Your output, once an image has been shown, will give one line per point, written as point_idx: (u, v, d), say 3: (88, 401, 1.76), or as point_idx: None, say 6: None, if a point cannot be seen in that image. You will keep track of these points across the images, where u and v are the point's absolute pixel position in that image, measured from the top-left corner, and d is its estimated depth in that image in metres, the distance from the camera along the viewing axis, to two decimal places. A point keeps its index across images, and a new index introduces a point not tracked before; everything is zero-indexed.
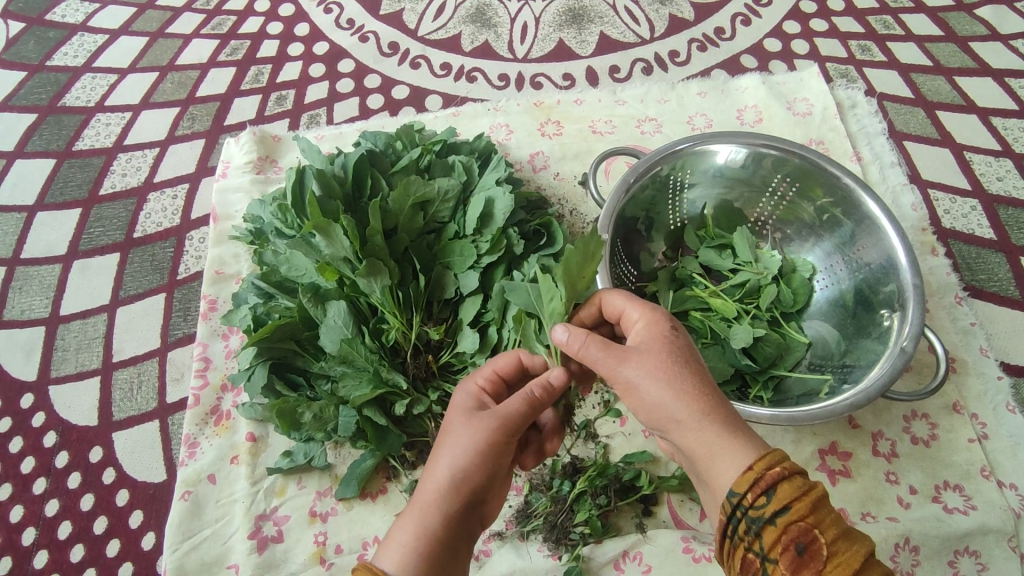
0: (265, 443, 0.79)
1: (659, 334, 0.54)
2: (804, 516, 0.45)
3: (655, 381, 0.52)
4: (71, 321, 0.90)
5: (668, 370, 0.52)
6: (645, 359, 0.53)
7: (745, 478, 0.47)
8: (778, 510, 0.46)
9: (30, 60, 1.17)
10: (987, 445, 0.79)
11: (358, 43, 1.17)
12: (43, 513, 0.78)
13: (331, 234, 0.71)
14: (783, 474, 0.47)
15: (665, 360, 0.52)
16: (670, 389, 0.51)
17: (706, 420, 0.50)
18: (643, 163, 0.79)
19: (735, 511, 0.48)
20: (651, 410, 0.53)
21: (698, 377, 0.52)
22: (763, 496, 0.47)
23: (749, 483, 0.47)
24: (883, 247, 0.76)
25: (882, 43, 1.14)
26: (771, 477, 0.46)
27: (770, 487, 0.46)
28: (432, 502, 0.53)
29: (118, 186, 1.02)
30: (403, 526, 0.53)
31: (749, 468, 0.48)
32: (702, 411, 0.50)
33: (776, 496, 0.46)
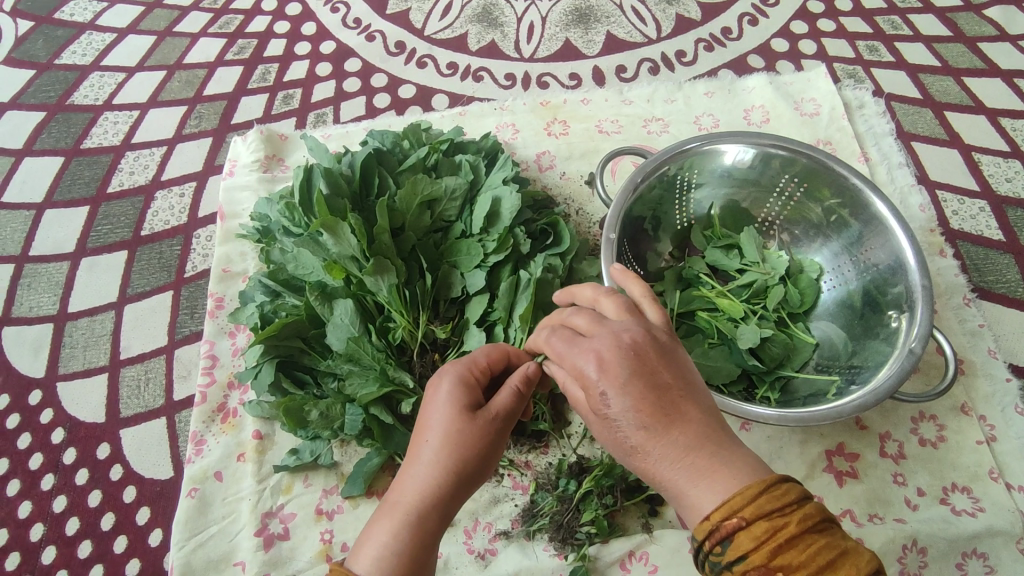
0: (272, 440, 0.79)
1: (638, 359, 0.48)
2: (762, 565, 0.42)
3: (636, 418, 0.47)
4: (79, 318, 0.91)
5: (653, 401, 0.47)
6: (627, 392, 0.47)
7: (702, 526, 0.44)
8: (736, 560, 0.43)
9: (39, 59, 1.17)
10: (995, 447, 0.78)
11: (365, 43, 1.17)
12: (51, 510, 0.78)
13: (339, 233, 0.71)
14: (737, 525, 0.43)
15: (647, 390, 0.47)
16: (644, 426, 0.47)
17: (679, 461, 0.46)
18: (650, 163, 0.79)
19: (699, 554, 0.45)
20: (627, 447, 0.48)
21: (681, 404, 0.47)
22: (719, 545, 0.43)
23: (707, 532, 0.44)
24: (891, 248, 0.76)
25: (890, 44, 1.14)
26: (725, 530, 0.43)
27: (725, 539, 0.43)
28: (413, 504, 0.52)
29: (126, 184, 1.02)
30: (381, 529, 0.51)
31: (707, 517, 0.44)
32: (683, 449, 0.46)
33: (733, 546, 0.43)
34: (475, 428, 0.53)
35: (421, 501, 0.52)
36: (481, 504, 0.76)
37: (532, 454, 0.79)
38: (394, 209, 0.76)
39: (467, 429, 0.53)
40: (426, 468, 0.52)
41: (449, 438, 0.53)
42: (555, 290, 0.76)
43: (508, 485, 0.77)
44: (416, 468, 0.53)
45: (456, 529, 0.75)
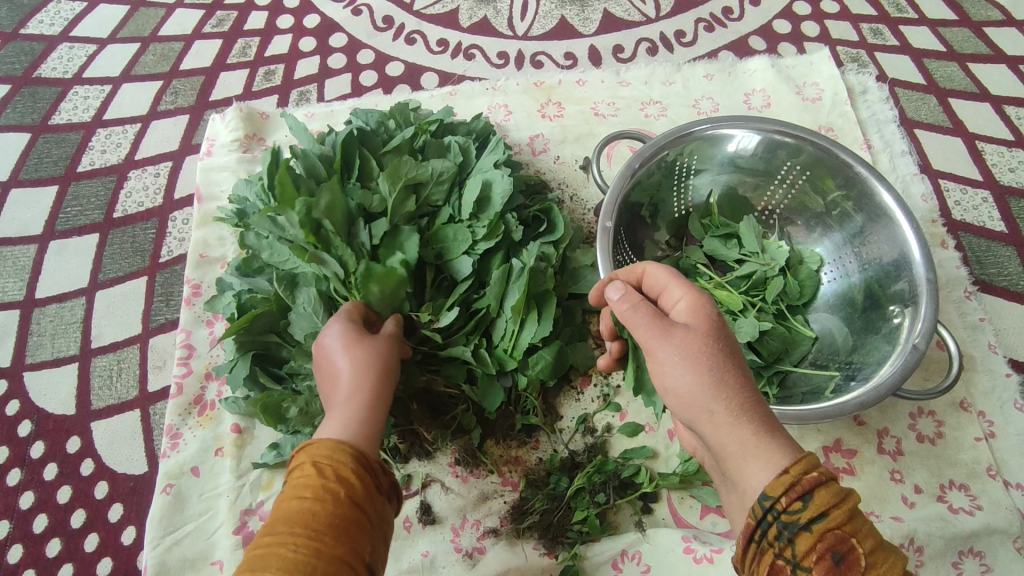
0: (251, 434, 0.76)
1: (708, 318, 0.52)
2: (841, 524, 0.43)
3: (691, 367, 0.49)
4: (47, 305, 0.86)
5: (714, 359, 0.49)
6: (687, 339, 0.50)
7: (782, 480, 0.45)
8: (815, 517, 0.43)
9: (4, 28, 1.11)
10: (994, 443, 0.77)
11: (351, 17, 1.12)
12: (18, 506, 0.75)
13: (288, 219, 0.66)
14: (820, 480, 0.44)
15: (703, 342, 0.50)
16: (705, 381, 0.49)
17: (743, 417, 0.48)
18: (650, 148, 0.75)
19: (767, 515, 0.45)
20: (678, 394, 0.50)
21: (738, 370, 0.50)
22: (800, 500, 0.44)
23: (786, 486, 0.44)
24: (896, 241, 0.74)
25: (895, 27, 1.10)
26: (809, 483, 0.44)
27: (807, 492, 0.44)
28: (356, 388, 0.55)
29: (97, 163, 0.97)
30: (335, 413, 0.53)
31: (785, 471, 0.45)
32: (738, 409, 0.48)
33: (813, 501, 0.44)
34: (373, 337, 0.59)
35: (362, 390, 0.55)
36: (470, 501, 0.74)
37: (522, 450, 0.76)
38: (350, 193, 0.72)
39: (365, 339, 0.58)
40: (351, 368, 0.56)
41: (358, 342, 0.57)
42: (548, 280, 0.73)
43: (497, 481, 0.75)
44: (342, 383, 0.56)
45: (444, 526, 0.73)
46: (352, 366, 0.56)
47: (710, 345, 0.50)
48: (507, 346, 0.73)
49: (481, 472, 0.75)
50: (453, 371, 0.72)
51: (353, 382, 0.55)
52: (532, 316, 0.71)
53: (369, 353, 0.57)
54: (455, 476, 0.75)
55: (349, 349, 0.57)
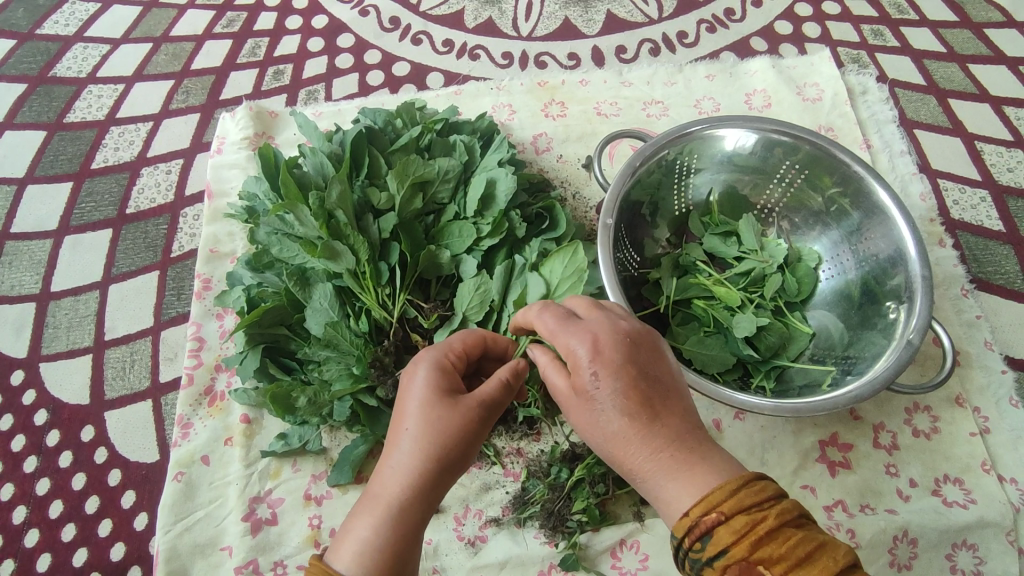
0: (260, 425, 0.78)
1: (586, 386, 0.51)
2: (744, 556, 0.44)
3: (594, 434, 0.52)
4: (62, 298, 0.89)
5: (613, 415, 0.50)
6: (582, 413, 0.52)
7: (683, 523, 0.47)
8: (716, 554, 0.45)
9: (21, 29, 1.14)
10: (988, 439, 0.78)
11: (358, 17, 1.14)
12: (34, 492, 0.77)
13: (299, 214, 0.70)
14: (719, 519, 0.45)
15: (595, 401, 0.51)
16: (609, 446, 0.51)
17: (645, 472, 0.50)
18: (649, 146, 0.77)
19: (680, 552, 0.48)
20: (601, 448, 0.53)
21: (637, 414, 0.50)
22: (700, 540, 0.46)
23: (687, 528, 0.46)
24: (892, 238, 0.75)
25: (896, 28, 1.12)
26: (705, 525, 0.45)
27: (706, 533, 0.45)
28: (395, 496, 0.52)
29: (111, 160, 1.00)
30: (362, 524, 0.51)
31: (686, 513, 0.47)
32: (638, 467, 0.50)
33: (712, 540, 0.45)
34: (452, 418, 0.53)
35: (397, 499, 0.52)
36: (472, 491, 0.75)
37: (524, 441, 0.78)
38: (354, 187, 0.76)
39: (440, 419, 0.53)
40: (404, 463, 0.52)
41: (428, 432, 0.53)
42: (551, 276, 0.74)
43: (499, 472, 0.76)
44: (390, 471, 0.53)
45: (447, 515, 0.74)
46: (405, 462, 0.53)
47: (603, 402, 0.50)
48: None
49: (483, 462, 0.77)
50: None
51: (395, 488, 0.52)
52: None
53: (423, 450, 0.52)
54: None
55: (416, 425, 0.53)
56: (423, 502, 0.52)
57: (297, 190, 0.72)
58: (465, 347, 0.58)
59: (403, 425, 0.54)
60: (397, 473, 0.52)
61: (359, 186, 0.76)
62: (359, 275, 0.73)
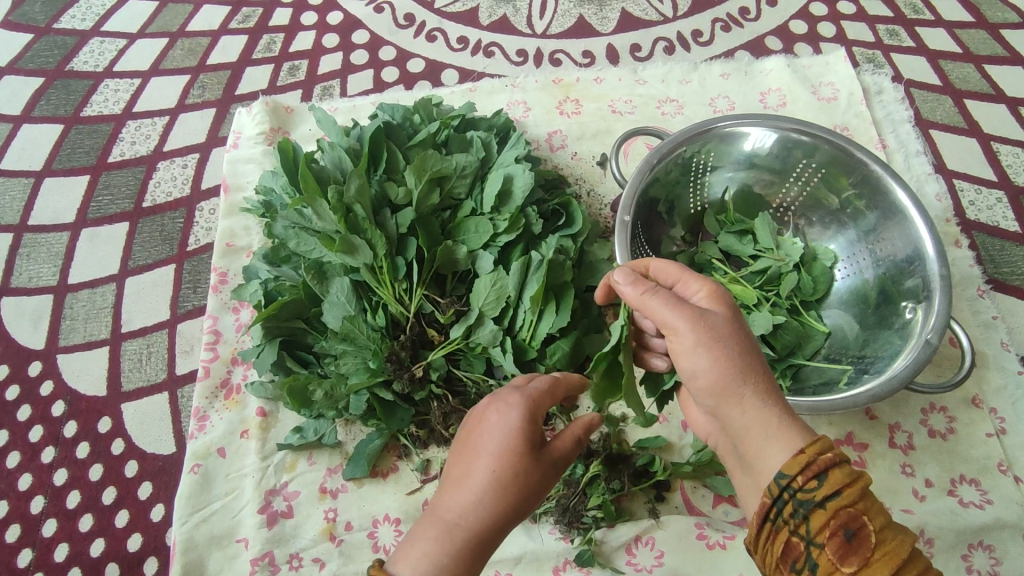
0: (275, 418, 0.78)
1: (726, 305, 0.54)
2: (854, 502, 0.45)
3: (716, 349, 0.51)
4: (80, 290, 0.89)
5: (724, 343, 0.51)
6: (711, 323, 0.52)
7: (799, 459, 0.47)
8: (829, 494, 0.45)
9: (37, 23, 1.14)
10: (1004, 440, 0.78)
11: (372, 14, 1.14)
12: (52, 482, 0.78)
13: (318, 208, 0.71)
14: (835, 459, 0.46)
15: (706, 326, 0.51)
16: (736, 357, 0.51)
17: (766, 402, 0.50)
18: (667, 144, 0.77)
19: (783, 493, 0.47)
20: (701, 382, 0.52)
21: (745, 345, 0.52)
22: (816, 479, 0.46)
23: (802, 466, 0.46)
24: (910, 238, 0.75)
25: (911, 28, 1.11)
26: (823, 462, 0.46)
27: (822, 471, 0.46)
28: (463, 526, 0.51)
29: (127, 154, 1.00)
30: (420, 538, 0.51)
31: (802, 451, 0.47)
32: (763, 391, 0.50)
33: (828, 480, 0.46)
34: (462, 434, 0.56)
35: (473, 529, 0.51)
36: None
37: None
38: (371, 182, 0.77)
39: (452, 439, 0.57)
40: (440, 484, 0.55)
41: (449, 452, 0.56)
42: (567, 272, 0.74)
43: None
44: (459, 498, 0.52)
45: None
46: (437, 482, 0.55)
47: (719, 324, 0.52)
48: (526, 335, 0.74)
49: None
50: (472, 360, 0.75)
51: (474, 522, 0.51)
52: (550, 308, 0.72)
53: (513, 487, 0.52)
54: None
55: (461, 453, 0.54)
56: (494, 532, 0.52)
57: (315, 184, 0.73)
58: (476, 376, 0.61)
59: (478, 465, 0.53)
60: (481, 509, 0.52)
61: (376, 181, 0.76)
62: (376, 269, 0.73)
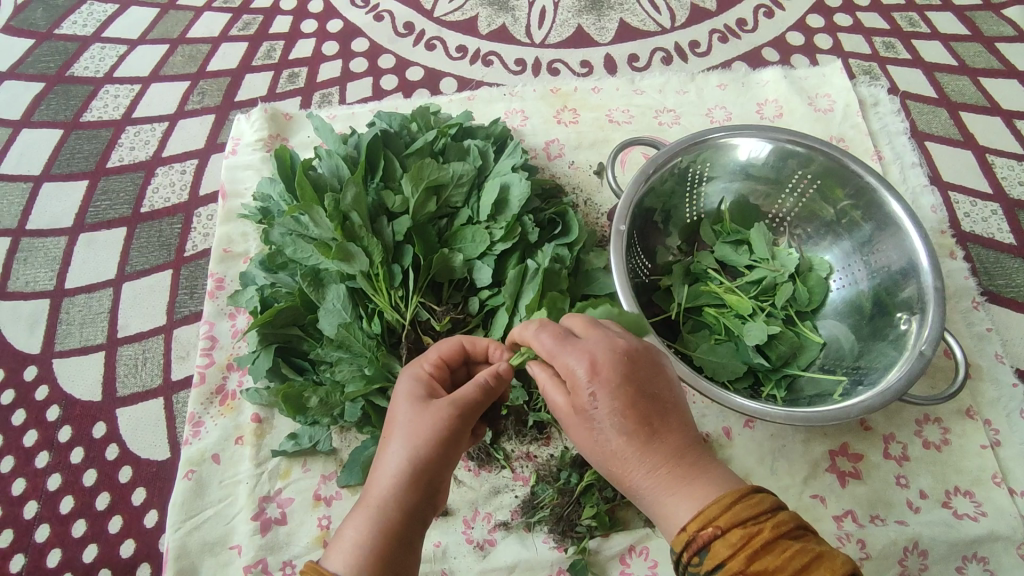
0: (270, 425, 0.78)
1: (586, 407, 0.51)
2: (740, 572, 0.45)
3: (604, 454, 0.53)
4: (77, 294, 0.89)
5: (607, 450, 0.52)
6: (589, 435, 0.53)
7: (681, 538, 0.49)
8: (714, 569, 0.47)
9: (39, 28, 1.15)
10: (998, 452, 0.78)
11: (373, 22, 1.15)
12: (46, 487, 0.77)
13: (315, 216, 0.71)
14: (714, 535, 0.47)
15: (588, 423, 0.52)
16: (615, 459, 0.52)
17: (657, 485, 0.51)
18: (663, 154, 0.77)
19: (680, 567, 0.50)
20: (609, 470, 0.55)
21: (626, 447, 0.51)
22: (697, 555, 0.48)
23: (684, 544, 0.48)
24: (904, 249, 0.75)
25: (907, 41, 1.12)
26: (702, 540, 0.47)
27: (703, 548, 0.47)
28: (385, 495, 0.53)
29: (126, 159, 1.01)
30: (352, 524, 0.52)
31: (684, 529, 0.49)
32: (653, 477, 0.51)
33: (709, 555, 0.47)
34: (424, 418, 0.54)
35: (387, 496, 0.53)
36: (481, 494, 0.76)
37: (534, 446, 0.78)
38: (369, 190, 0.77)
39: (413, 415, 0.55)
40: (394, 464, 0.53)
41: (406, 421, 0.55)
42: (563, 281, 0.74)
43: (508, 476, 0.77)
44: (377, 469, 0.54)
45: (456, 518, 0.74)
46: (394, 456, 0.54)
47: (603, 423, 0.51)
48: None
49: (492, 465, 0.77)
50: None
51: (382, 492, 0.53)
52: None
53: (413, 444, 0.53)
54: (468, 470, 0.77)
55: (402, 445, 0.54)
56: (411, 497, 0.53)
57: (312, 192, 0.73)
58: (442, 356, 0.60)
59: (390, 440, 0.55)
60: (389, 473, 0.53)
61: (373, 189, 0.76)
62: (372, 277, 0.73)
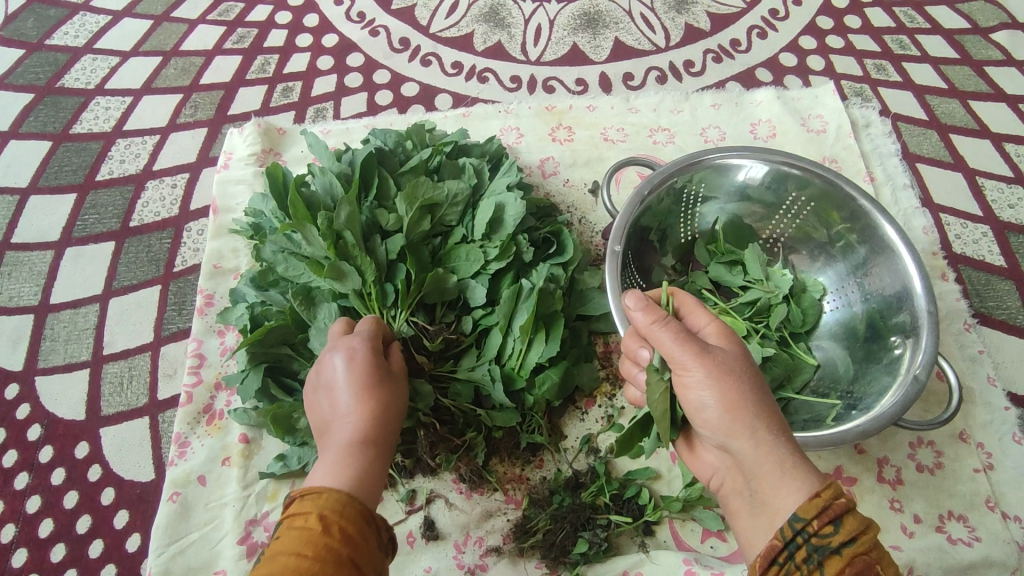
0: (258, 445, 0.77)
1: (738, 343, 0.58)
2: (869, 550, 0.45)
3: (729, 383, 0.53)
4: (62, 310, 0.88)
5: (738, 378, 0.53)
6: (727, 357, 0.55)
7: (815, 502, 0.47)
8: (845, 541, 0.46)
9: (29, 39, 1.14)
10: (992, 475, 0.78)
11: (368, 37, 1.15)
12: (25, 510, 0.75)
13: (307, 234, 0.70)
14: (850, 506, 0.47)
15: (706, 358, 0.54)
16: (740, 389, 0.53)
17: (775, 438, 0.52)
18: (658, 175, 0.77)
19: (797, 537, 0.47)
20: (719, 405, 0.53)
21: (753, 385, 0.54)
22: (831, 524, 0.46)
23: (817, 510, 0.47)
24: (898, 274, 0.75)
25: (898, 64, 1.13)
26: (838, 508, 0.47)
27: (838, 516, 0.47)
28: (351, 433, 0.55)
29: (116, 172, 0.99)
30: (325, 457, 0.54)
31: (816, 494, 0.48)
32: (776, 426, 0.52)
33: (844, 525, 0.46)
34: (374, 368, 0.58)
35: (356, 434, 0.55)
36: (473, 518, 0.75)
37: (527, 468, 0.77)
38: (362, 207, 0.76)
39: (366, 366, 0.58)
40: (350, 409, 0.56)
41: (355, 374, 0.58)
42: (557, 301, 0.73)
43: (500, 499, 0.76)
44: (343, 404, 0.57)
45: (447, 541, 0.74)
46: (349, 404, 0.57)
47: (733, 353, 0.56)
48: (514, 364, 0.73)
49: (485, 489, 0.76)
50: (459, 389, 0.73)
51: (349, 431, 0.56)
52: (540, 337, 0.72)
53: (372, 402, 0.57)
54: (459, 492, 0.76)
55: (354, 386, 0.57)
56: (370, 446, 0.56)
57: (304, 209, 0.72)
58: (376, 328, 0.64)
59: (340, 388, 0.58)
60: (348, 414, 0.56)
61: (367, 207, 0.75)
62: (364, 295, 0.72)
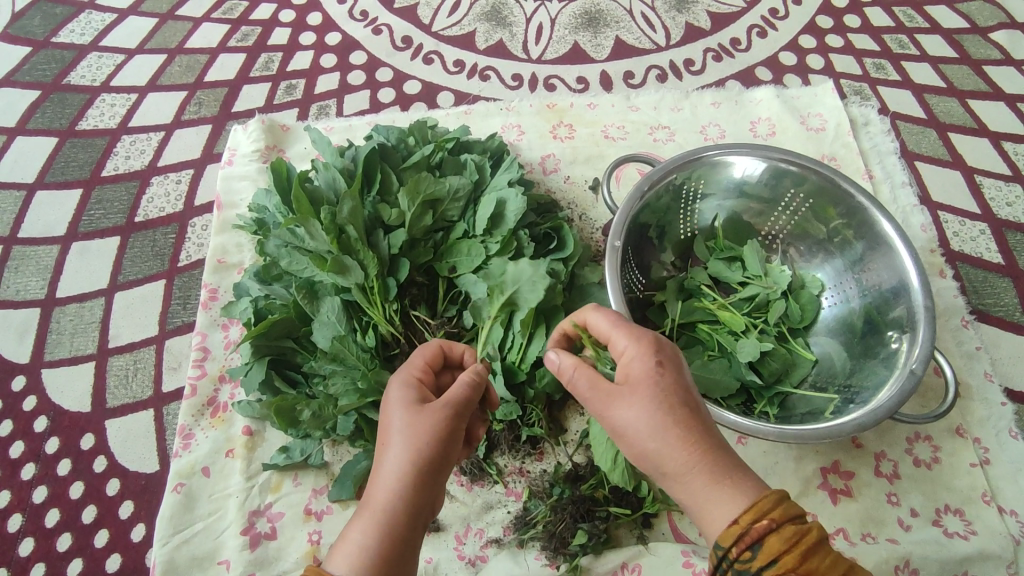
0: (262, 437, 0.78)
1: (650, 366, 0.54)
2: (795, 567, 0.46)
3: (648, 432, 0.52)
4: (68, 304, 0.89)
5: (645, 421, 0.52)
6: (634, 399, 0.53)
7: (732, 531, 0.48)
8: (765, 564, 0.47)
9: (36, 36, 1.15)
10: (988, 470, 0.78)
11: (371, 36, 1.16)
12: (31, 500, 0.76)
13: (311, 228, 0.71)
14: (771, 527, 0.47)
15: (614, 400, 0.54)
16: (658, 436, 0.51)
17: (696, 471, 0.51)
18: (658, 171, 0.78)
19: (722, 562, 0.49)
20: (640, 452, 0.53)
21: (666, 423, 0.51)
22: (749, 549, 0.47)
23: (736, 537, 0.48)
24: (895, 269, 0.76)
25: (897, 63, 1.14)
26: (755, 534, 0.47)
27: (756, 541, 0.47)
28: (387, 501, 0.51)
29: (121, 168, 1.00)
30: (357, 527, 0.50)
31: (735, 522, 0.48)
32: (697, 459, 0.51)
33: (763, 549, 0.47)
34: (422, 419, 0.53)
35: (394, 507, 0.51)
36: (474, 510, 0.76)
37: (527, 461, 0.78)
38: (365, 202, 0.77)
39: (409, 419, 0.53)
40: (392, 474, 0.52)
41: (407, 432, 0.53)
42: (558, 295, 0.74)
43: (501, 491, 0.77)
44: (387, 459, 0.53)
45: (448, 534, 0.74)
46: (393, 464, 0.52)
47: (643, 388, 0.53)
48: (515, 357, 0.74)
49: (485, 481, 0.77)
50: None
51: (386, 497, 0.51)
52: (540, 331, 0.73)
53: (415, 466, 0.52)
54: (460, 484, 0.77)
55: (400, 447, 0.52)
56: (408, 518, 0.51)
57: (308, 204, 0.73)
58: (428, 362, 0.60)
59: (388, 444, 0.53)
60: (390, 475, 0.52)
61: (370, 202, 0.76)
62: (367, 289, 0.73)
